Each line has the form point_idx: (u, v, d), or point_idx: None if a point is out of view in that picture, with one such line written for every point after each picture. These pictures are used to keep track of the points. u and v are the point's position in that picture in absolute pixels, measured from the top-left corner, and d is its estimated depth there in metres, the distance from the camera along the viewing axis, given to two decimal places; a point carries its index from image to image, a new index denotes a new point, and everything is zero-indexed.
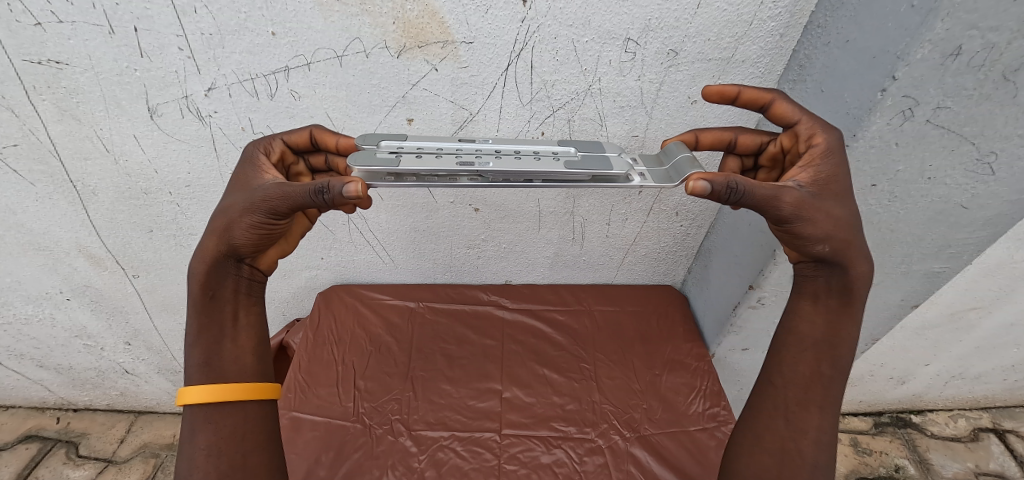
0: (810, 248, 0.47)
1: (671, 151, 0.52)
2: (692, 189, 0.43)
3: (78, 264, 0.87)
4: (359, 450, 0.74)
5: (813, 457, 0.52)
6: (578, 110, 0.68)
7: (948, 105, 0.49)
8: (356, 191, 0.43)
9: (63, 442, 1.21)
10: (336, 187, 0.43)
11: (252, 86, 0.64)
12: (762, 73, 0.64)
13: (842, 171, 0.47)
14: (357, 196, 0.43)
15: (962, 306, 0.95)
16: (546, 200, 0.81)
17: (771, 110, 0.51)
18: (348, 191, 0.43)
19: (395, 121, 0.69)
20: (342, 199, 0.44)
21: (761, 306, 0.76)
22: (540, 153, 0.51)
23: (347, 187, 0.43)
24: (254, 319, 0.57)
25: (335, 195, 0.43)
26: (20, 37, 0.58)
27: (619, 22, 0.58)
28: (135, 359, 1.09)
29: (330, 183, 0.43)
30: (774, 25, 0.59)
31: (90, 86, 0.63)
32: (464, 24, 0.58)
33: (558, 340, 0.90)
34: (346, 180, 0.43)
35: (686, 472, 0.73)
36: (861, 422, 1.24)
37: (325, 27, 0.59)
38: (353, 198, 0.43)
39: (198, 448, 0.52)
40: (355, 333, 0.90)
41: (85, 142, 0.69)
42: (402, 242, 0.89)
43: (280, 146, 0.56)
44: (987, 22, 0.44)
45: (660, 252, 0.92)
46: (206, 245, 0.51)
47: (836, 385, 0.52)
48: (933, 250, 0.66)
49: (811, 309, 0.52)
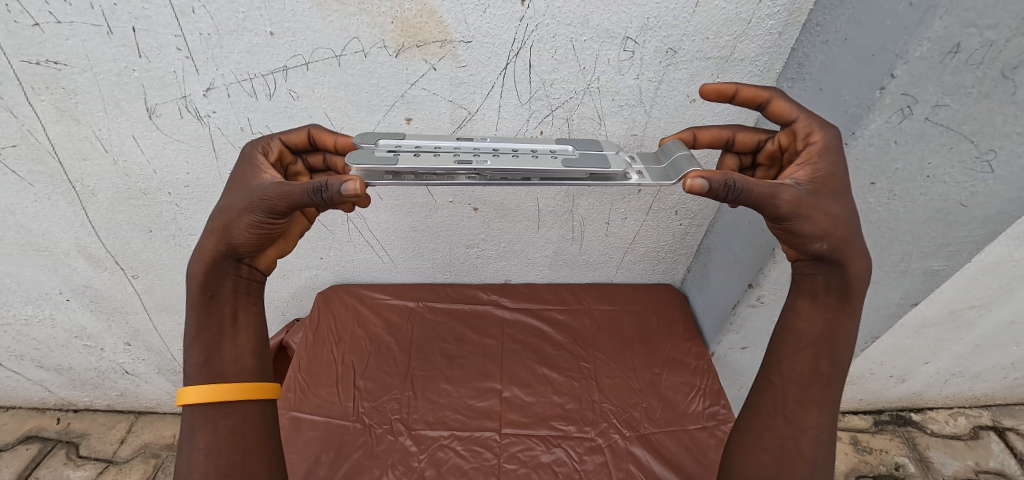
0: (809, 246, 0.47)
1: (669, 149, 0.52)
2: (690, 187, 0.43)
3: (77, 264, 0.87)
4: (359, 450, 0.74)
5: (812, 455, 0.52)
6: (577, 109, 0.68)
7: (947, 103, 0.49)
8: (354, 189, 0.43)
9: (63, 443, 1.21)
10: (334, 186, 0.43)
11: (251, 85, 0.64)
12: (762, 71, 0.64)
13: (840, 168, 0.47)
14: (356, 195, 0.43)
15: (962, 304, 0.95)
16: (545, 199, 0.81)
17: (770, 108, 0.51)
18: (347, 189, 0.43)
19: (394, 121, 0.69)
20: (341, 198, 0.44)
21: (760, 305, 0.76)
22: (539, 152, 0.51)
23: (345, 186, 0.43)
24: (253, 319, 0.57)
25: (334, 194, 0.43)
26: (19, 38, 0.58)
27: (618, 21, 0.58)
28: (135, 359, 1.09)
29: (328, 182, 0.43)
30: (773, 24, 0.59)
31: (89, 86, 0.63)
32: (463, 23, 0.58)
33: (558, 339, 0.90)
34: (344, 178, 0.43)
35: (686, 471, 0.73)
36: (861, 421, 1.24)
37: (324, 27, 0.58)
38: (351, 197, 0.43)
39: (197, 448, 0.52)
40: (355, 333, 0.90)
41: (84, 142, 0.69)
42: (401, 242, 0.89)
43: (279, 146, 0.56)
44: (986, 20, 0.43)
45: (660, 251, 0.92)
46: (205, 245, 0.51)
47: (835, 384, 0.53)
48: (933, 248, 0.66)
49: (810, 307, 0.52)
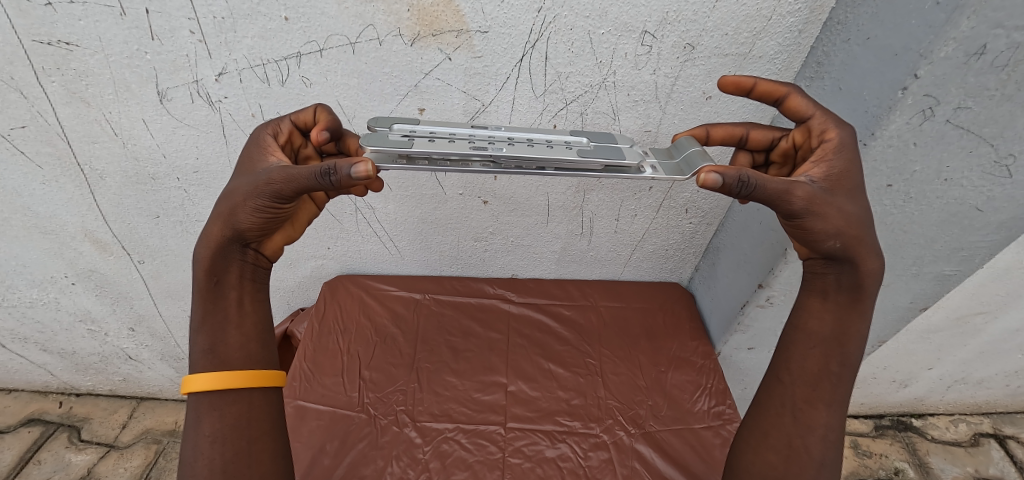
0: (823, 244, 0.47)
1: (682, 145, 0.52)
2: (704, 181, 0.42)
3: (83, 248, 0.87)
4: (363, 440, 0.74)
5: (819, 454, 0.52)
6: (591, 104, 0.67)
7: (969, 105, 0.49)
8: (365, 171, 0.42)
9: (67, 426, 1.21)
10: (343, 169, 0.42)
11: (264, 71, 0.63)
12: (779, 69, 0.63)
13: (855, 166, 0.47)
14: (367, 177, 0.42)
15: (968, 310, 0.95)
16: (555, 194, 0.80)
17: (785, 105, 0.50)
18: (356, 172, 0.42)
19: (407, 111, 0.68)
20: (349, 181, 0.43)
21: (770, 305, 0.76)
22: (554, 143, 0.51)
23: (355, 168, 0.42)
24: (259, 306, 0.56)
25: (342, 177, 0.42)
26: (31, 17, 0.57)
27: (636, 14, 0.58)
28: (138, 345, 1.09)
29: (337, 165, 0.42)
30: (793, 21, 0.58)
31: (100, 69, 0.62)
32: (479, 13, 0.58)
33: (564, 334, 0.90)
34: (354, 162, 0.42)
35: (691, 470, 0.72)
36: (862, 425, 1.24)
37: (339, 13, 0.58)
38: (362, 180, 0.42)
39: (202, 435, 0.52)
40: (361, 323, 0.90)
41: (93, 125, 0.69)
42: (409, 233, 0.89)
43: (289, 127, 0.55)
44: (1014, 21, 0.42)
45: (667, 249, 0.91)
46: (211, 230, 0.51)
47: (844, 384, 0.52)
48: (945, 252, 0.66)
49: (820, 306, 0.52)
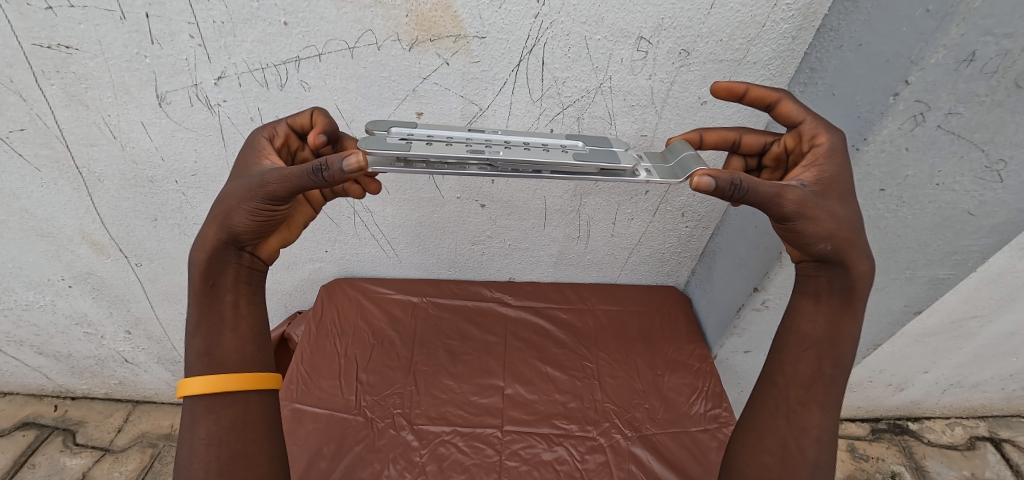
0: (814, 247, 0.47)
1: (676, 149, 0.52)
2: (697, 185, 0.42)
3: (80, 251, 0.87)
4: (360, 443, 0.74)
5: (814, 456, 0.52)
6: (588, 108, 0.67)
7: (960, 111, 0.50)
8: (356, 163, 0.41)
9: (61, 430, 1.21)
10: (336, 164, 0.42)
11: (263, 75, 0.64)
12: (773, 74, 0.64)
13: (845, 171, 0.47)
14: (359, 169, 0.41)
15: (963, 314, 0.96)
16: (552, 197, 0.81)
17: (777, 110, 0.51)
18: (348, 164, 0.41)
19: (406, 114, 0.69)
20: (342, 175, 0.42)
21: (765, 308, 0.76)
22: (550, 146, 0.51)
23: (347, 160, 0.41)
24: (255, 308, 0.57)
25: (335, 172, 0.42)
26: (31, 20, 0.58)
27: (632, 21, 0.58)
28: (135, 348, 1.09)
29: (329, 161, 0.42)
30: (787, 28, 0.59)
31: (99, 72, 0.63)
32: (477, 19, 0.58)
33: (561, 338, 0.90)
34: (346, 154, 0.42)
35: (687, 472, 0.72)
36: (858, 429, 1.24)
37: (338, 18, 0.58)
38: (354, 172, 0.42)
39: (198, 437, 0.52)
40: (358, 326, 0.90)
41: (92, 128, 0.69)
42: (407, 236, 0.89)
43: (285, 131, 0.55)
44: (1002, 28, 0.43)
45: (664, 252, 0.92)
46: (206, 234, 0.51)
47: (837, 386, 0.53)
48: (939, 256, 0.66)
49: (813, 308, 0.52)
